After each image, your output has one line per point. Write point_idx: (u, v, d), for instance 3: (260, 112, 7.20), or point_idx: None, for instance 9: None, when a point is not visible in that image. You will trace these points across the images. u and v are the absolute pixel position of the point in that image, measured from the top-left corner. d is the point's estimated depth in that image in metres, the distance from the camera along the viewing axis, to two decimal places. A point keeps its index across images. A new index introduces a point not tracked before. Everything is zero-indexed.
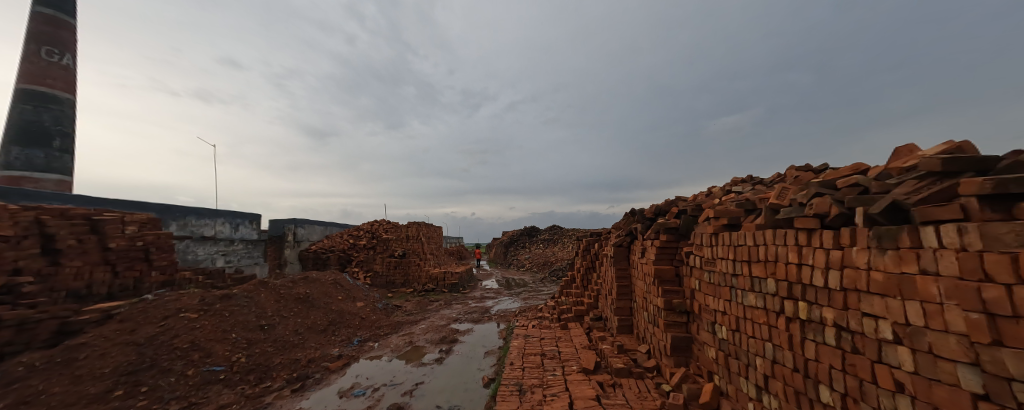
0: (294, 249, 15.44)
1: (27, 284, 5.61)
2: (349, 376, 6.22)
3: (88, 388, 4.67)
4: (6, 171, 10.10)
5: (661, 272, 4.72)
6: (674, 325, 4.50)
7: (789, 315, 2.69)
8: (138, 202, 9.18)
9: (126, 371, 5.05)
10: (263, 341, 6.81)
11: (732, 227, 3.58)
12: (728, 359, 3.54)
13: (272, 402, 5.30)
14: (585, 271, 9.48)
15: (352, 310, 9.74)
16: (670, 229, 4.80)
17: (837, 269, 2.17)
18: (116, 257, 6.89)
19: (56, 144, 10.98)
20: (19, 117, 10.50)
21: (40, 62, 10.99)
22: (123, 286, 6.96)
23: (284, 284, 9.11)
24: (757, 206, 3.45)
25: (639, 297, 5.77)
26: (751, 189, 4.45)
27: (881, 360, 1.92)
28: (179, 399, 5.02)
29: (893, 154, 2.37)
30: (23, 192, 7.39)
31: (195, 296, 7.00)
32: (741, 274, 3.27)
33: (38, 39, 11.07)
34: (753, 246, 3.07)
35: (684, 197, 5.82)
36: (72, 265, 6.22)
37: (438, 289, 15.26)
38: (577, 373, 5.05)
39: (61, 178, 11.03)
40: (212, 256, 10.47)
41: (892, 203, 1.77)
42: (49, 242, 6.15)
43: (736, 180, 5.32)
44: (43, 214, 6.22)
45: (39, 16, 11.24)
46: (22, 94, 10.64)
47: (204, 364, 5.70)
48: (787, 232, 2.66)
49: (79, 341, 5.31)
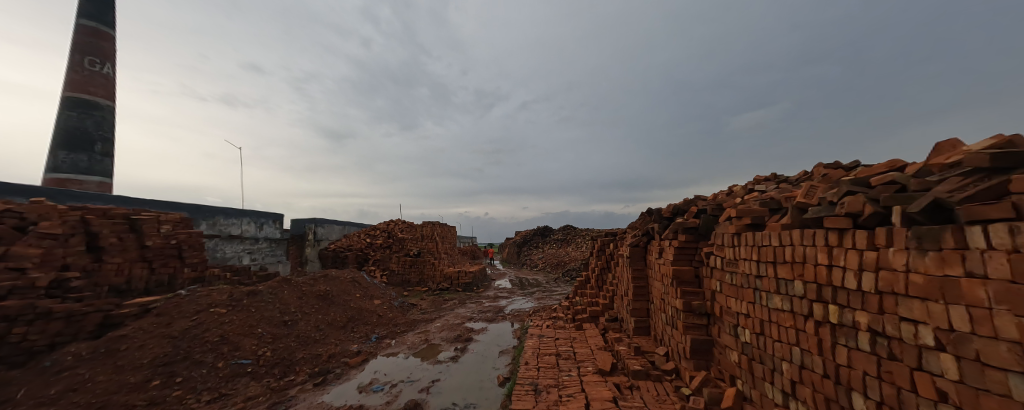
0: (314, 248, 15.97)
1: (74, 280, 5.97)
2: (368, 372, 6.37)
3: (129, 377, 4.98)
4: (54, 174, 10.86)
5: (679, 273, 4.60)
6: (693, 328, 4.39)
7: (818, 318, 2.57)
8: (170, 203, 9.69)
9: (162, 362, 5.34)
10: (286, 336, 7.06)
11: (755, 227, 3.47)
12: (751, 363, 3.43)
13: (296, 395, 5.49)
14: (600, 272, 9.35)
15: (369, 307, 9.96)
16: (689, 229, 4.71)
17: (872, 271, 2.06)
18: (152, 255, 7.31)
19: (98, 148, 11.69)
20: (65, 123, 11.27)
21: (84, 71, 11.75)
22: (158, 282, 7.37)
23: (304, 281, 9.41)
24: (782, 205, 3.28)
25: (657, 297, 5.66)
26: (776, 187, 4.28)
27: (922, 368, 1.81)
28: (210, 390, 5.27)
29: (934, 151, 2.23)
30: (71, 193, 7.94)
31: (224, 292, 7.33)
32: (766, 276, 3.16)
33: (82, 49, 11.84)
34: (779, 247, 2.96)
35: (703, 195, 5.66)
36: (114, 261, 6.63)
37: (452, 288, 15.46)
38: (593, 374, 5.01)
39: (102, 180, 11.75)
40: (238, 254, 10.96)
41: (933, 201, 1.68)
42: (93, 240, 6.58)
43: (759, 179, 5.15)
44: (88, 214, 6.65)
45: (84, 28, 12.00)
46: (68, 102, 11.40)
47: (232, 357, 5.95)
48: (816, 232, 2.54)
49: (120, 333, 5.66)
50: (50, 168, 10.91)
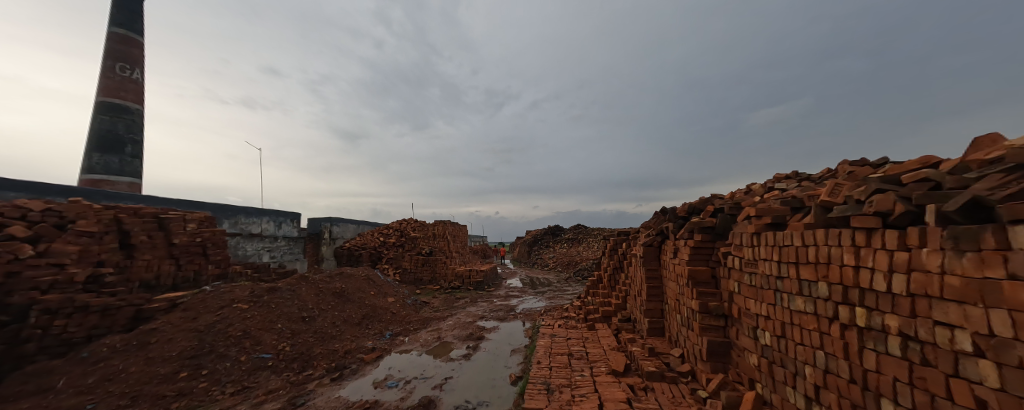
0: (330, 246, 16.36)
1: (109, 275, 6.29)
2: (382, 368, 6.49)
3: (159, 369, 5.22)
4: (89, 175, 11.46)
5: (695, 274, 4.50)
6: (710, 329, 4.30)
7: (844, 321, 2.48)
8: (195, 202, 10.09)
9: (189, 355, 5.58)
10: (305, 332, 7.26)
11: (775, 226, 3.36)
12: (771, 366, 3.34)
13: (314, 389, 5.64)
14: (613, 272, 9.24)
15: (383, 305, 10.13)
16: (705, 229, 4.61)
17: (903, 273, 1.97)
18: (179, 252, 7.63)
19: (129, 150, 12.27)
20: (98, 126, 11.87)
21: (115, 76, 12.34)
22: (185, 278, 7.69)
23: (321, 278, 9.65)
24: (805, 203, 3.17)
25: (671, 298, 5.57)
26: (797, 186, 4.14)
27: (959, 374, 1.73)
28: (234, 383, 5.47)
29: (972, 146, 2.12)
30: (105, 193, 8.36)
31: (245, 289, 7.58)
32: (787, 277, 3.06)
33: (114, 55, 12.42)
34: (802, 247, 2.86)
35: (719, 194, 5.54)
36: (144, 258, 6.96)
37: (464, 287, 15.57)
38: (606, 375, 4.97)
39: (132, 180, 12.33)
40: (258, 252, 11.32)
41: (972, 199, 1.60)
42: (125, 237, 6.92)
43: (779, 177, 5.00)
44: (120, 212, 6.99)
45: (115, 36, 12.60)
46: (101, 106, 12.00)
47: (254, 351, 6.15)
48: (842, 232, 2.45)
49: (151, 327, 5.94)
50: (86, 169, 11.52)
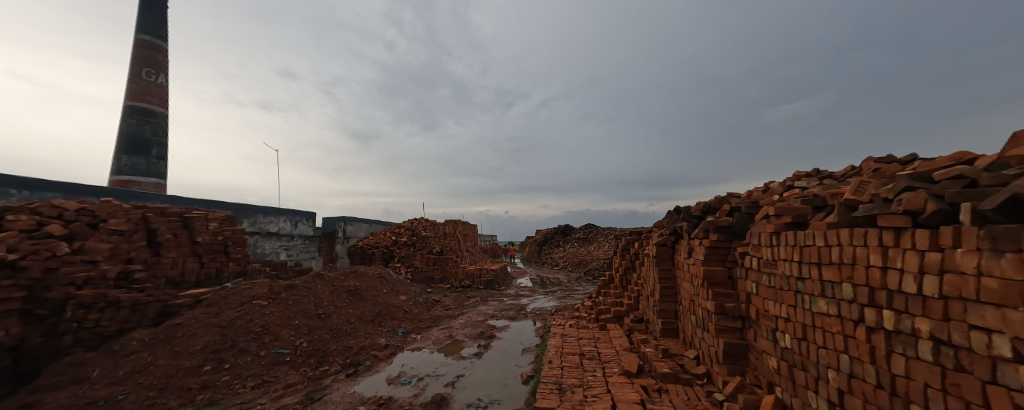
0: (344, 245, 16.70)
1: (138, 272, 6.57)
2: (396, 365, 6.59)
3: (185, 362, 5.44)
4: (119, 176, 12.01)
5: (711, 274, 4.40)
6: (726, 331, 4.20)
7: (870, 324, 2.39)
8: (217, 202, 10.45)
9: (212, 349, 5.78)
10: (321, 329, 7.42)
11: (796, 225, 3.26)
12: (792, 370, 3.24)
13: (330, 384, 5.76)
14: (625, 272, 9.13)
15: (396, 303, 10.27)
16: (721, 228, 4.51)
17: (936, 274, 1.88)
18: (202, 250, 7.92)
19: (155, 152, 12.78)
20: (126, 129, 12.40)
21: (142, 81, 12.87)
22: (207, 275, 7.98)
23: (336, 276, 9.85)
24: (827, 202, 3.06)
25: (685, 299, 5.47)
26: (819, 184, 4.00)
27: (997, 382, 1.64)
28: (254, 377, 5.64)
29: (1011, 141, 2.01)
30: (133, 193, 8.75)
31: (264, 286, 7.81)
32: (809, 278, 2.97)
33: (140, 61, 12.96)
34: (825, 247, 2.77)
35: (735, 193, 5.41)
36: (170, 255, 7.25)
37: (474, 286, 15.66)
38: (619, 376, 4.92)
39: (158, 181, 12.85)
40: (276, 250, 11.64)
41: (1012, 196, 1.52)
42: (152, 236, 7.22)
43: (799, 175, 4.85)
44: (148, 212, 7.30)
45: (142, 42, 13.13)
46: (129, 110, 12.53)
47: (273, 346, 6.33)
48: (867, 232, 2.35)
49: (177, 321, 6.18)
50: (115, 170, 12.07)
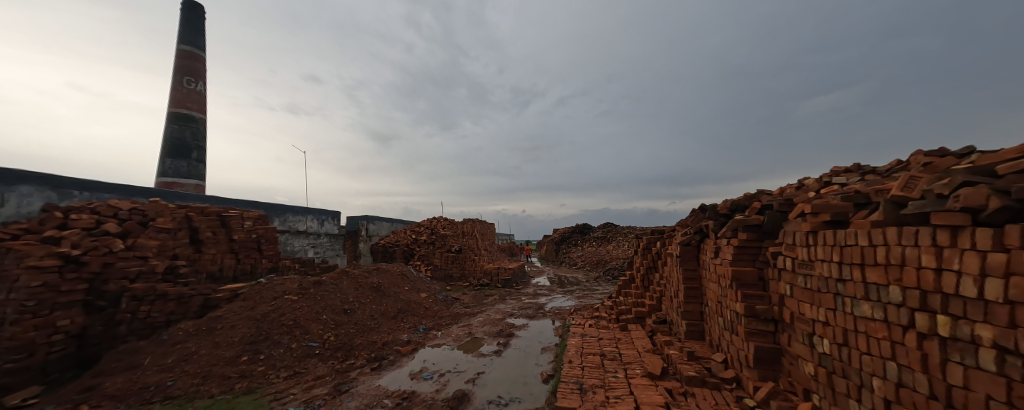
0: (366, 243, 17.23)
1: (182, 267, 7.03)
2: (418, 361, 6.73)
3: (225, 352, 5.78)
4: (164, 178, 12.89)
5: (740, 275, 4.22)
6: (757, 334, 4.02)
7: (922, 330, 2.21)
8: (250, 202, 11.02)
9: (249, 341, 6.12)
10: (347, 323, 7.69)
11: (835, 224, 3.07)
12: (831, 377, 3.06)
13: (357, 377, 5.97)
14: (646, 272, 8.92)
15: (416, 300, 10.49)
16: (752, 227, 4.32)
17: (1000, 277, 1.72)
18: (238, 247, 8.39)
19: (195, 156, 13.64)
20: (170, 134, 13.30)
21: (183, 89, 13.75)
22: (243, 271, 8.44)
23: (360, 273, 10.17)
24: (872, 199, 2.86)
25: (713, 300, 5.27)
26: (861, 180, 3.75)
27: None
28: (287, 368, 5.92)
29: None
30: (178, 193, 9.38)
31: (294, 281, 8.17)
32: (851, 280, 2.79)
33: (182, 70, 13.86)
34: (869, 247, 2.59)
35: (767, 190, 5.16)
36: (210, 252, 7.73)
37: (492, 284, 15.77)
38: (642, 378, 4.82)
39: (198, 182, 13.71)
40: (304, 248, 12.17)
41: None
42: (195, 234, 7.71)
43: (837, 170, 4.57)
44: (190, 211, 7.80)
45: (183, 52, 14.03)
46: (172, 116, 13.43)
47: (304, 339, 6.61)
48: (919, 231, 2.18)
49: (217, 314, 6.58)
50: (160, 172, 12.97)
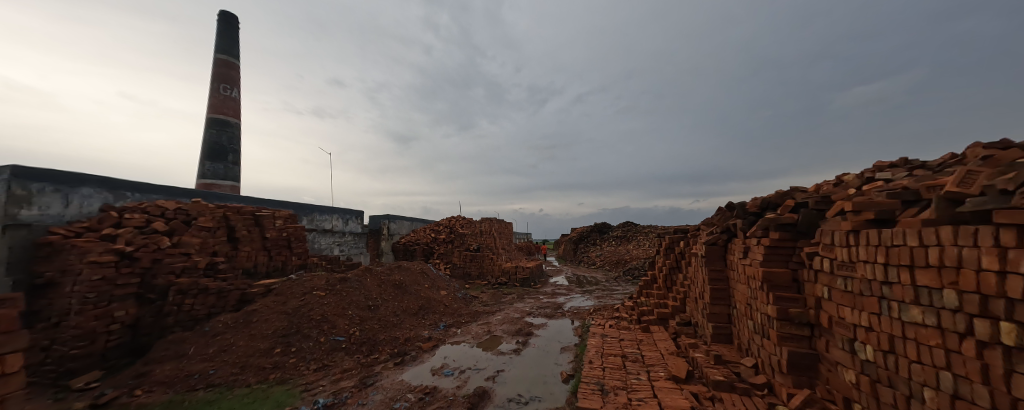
0: (388, 241, 17.69)
1: (221, 263, 7.46)
2: (438, 357, 6.86)
3: (260, 344, 6.11)
4: (203, 179, 13.73)
5: (772, 276, 4.03)
6: (791, 339, 3.83)
7: (983, 339, 2.03)
8: (281, 201, 11.56)
9: (281, 334, 6.42)
10: (371, 319, 7.93)
11: (880, 223, 2.87)
12: (875, 386, 2.88)
13: (381, 371, 6.15)
14: (669, 272, 8.67)
15: (436, 297, 10.67)
16: (784, 226, 4.10)
17: None
18: (270, 244, 8.83)
19: (230, 158, 14.44)
20: (208, 138, 14.15)
21: (220, 96, 14.59)
22: (275, 268, 8.87)
23: (382, 271, 10.46)
24: (922, 196, 2.65)
25: (741, 302, 5.06)
26: (908, 175, 3.49)
27: None
28: (316, 360, 6.18)
29: None
30: (216, 194, 9.98)
31: (322, 278, 8.50)
32: (898, 282, 2.60)
33: (219, 78, 14.70)
34: (919, 247, 2.40)
35: (800, 187, 4.91)
36: (245, 249, 8.17)
37: (511, 283, 15.82)
38: (666, 381, 4.70)
39: (233, 183, 14.51)
40: (330, 246, 12.64)
41: None
42: (232, 232, 8.17)
43: (879, 165, 4.28)
44: (228, 211, 8.28)
45: (220, 61, 14.89)
46: (210, 121, 14.28)
47: (331, 333, 6.87)
48: (979, 230, 2.00)
49: (252, 308, 6.95)
50: (200, 174, 13.82)
